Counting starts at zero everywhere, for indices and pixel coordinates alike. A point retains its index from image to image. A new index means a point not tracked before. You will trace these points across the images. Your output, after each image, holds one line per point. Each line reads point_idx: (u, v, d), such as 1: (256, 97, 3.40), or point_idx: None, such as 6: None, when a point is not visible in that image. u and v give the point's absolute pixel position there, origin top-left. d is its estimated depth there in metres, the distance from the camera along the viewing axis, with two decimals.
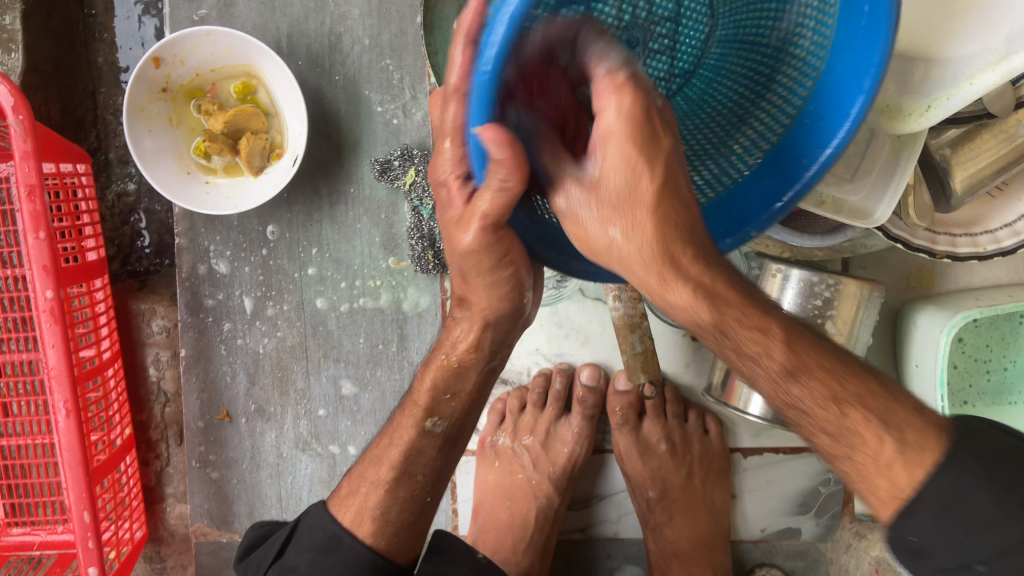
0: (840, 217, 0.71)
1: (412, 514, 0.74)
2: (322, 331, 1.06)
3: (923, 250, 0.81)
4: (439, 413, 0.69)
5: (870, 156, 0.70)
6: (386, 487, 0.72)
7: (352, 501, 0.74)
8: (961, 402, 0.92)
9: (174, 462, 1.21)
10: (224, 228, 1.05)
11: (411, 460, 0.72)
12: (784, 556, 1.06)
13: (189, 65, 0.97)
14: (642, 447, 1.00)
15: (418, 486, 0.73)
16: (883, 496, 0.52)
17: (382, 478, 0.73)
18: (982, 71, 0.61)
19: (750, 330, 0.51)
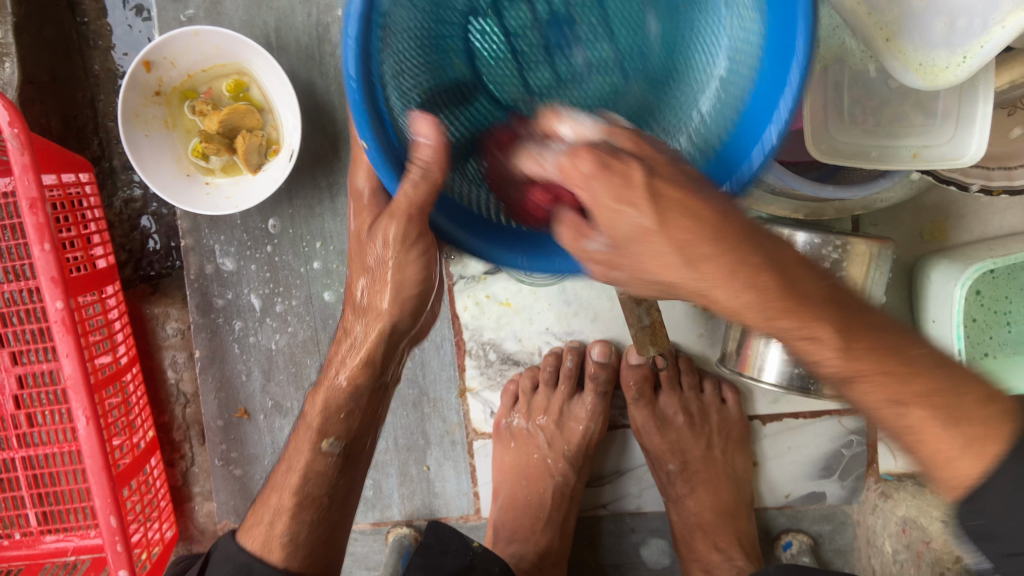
0: (936, 165, 0.74)
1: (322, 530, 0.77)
2: (332, 324, 1.06)
3: (980, 188, 0.86)
4: (332, 435, 0.74)
5: (946, 96, 0.74)
6: (289, 514, 0.76)
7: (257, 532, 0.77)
8: (981, 354, 0.89)
9: (199, 461, 1.22)
10: (227, 228, 1.05)
11: (308, 484, 0.76)
12: (810, 521, 1.05)
13: (180, 67, 0.97)
14: (659, 420, 0.99)
15: (325, 508, 0.77)
16: (949, 484, 0.53)
17: (283, 504, 0.76)
18: (1012, 12, 0.64)
19: (801, 330, 0.49)
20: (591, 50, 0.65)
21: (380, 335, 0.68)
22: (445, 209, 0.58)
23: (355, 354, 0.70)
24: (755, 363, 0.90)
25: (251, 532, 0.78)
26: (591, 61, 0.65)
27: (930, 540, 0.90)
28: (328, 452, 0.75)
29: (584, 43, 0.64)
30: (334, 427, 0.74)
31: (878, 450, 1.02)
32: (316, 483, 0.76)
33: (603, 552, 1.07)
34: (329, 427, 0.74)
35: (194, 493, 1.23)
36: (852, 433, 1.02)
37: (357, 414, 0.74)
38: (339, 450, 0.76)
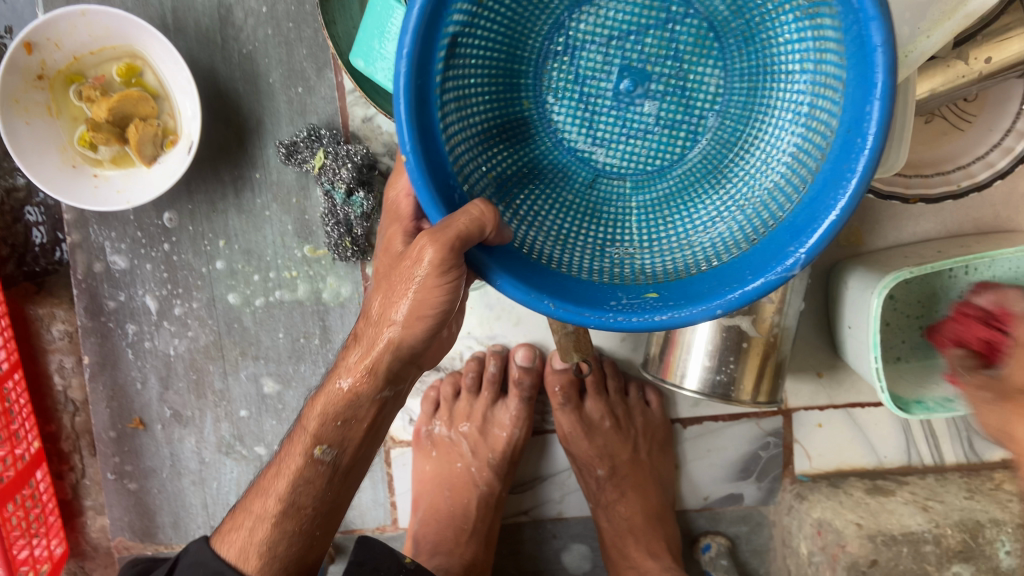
0: None
1: (301, 549, 0.66)
2: (237, 328, 0.99)
3: (895, 196, 0.87)
4: (327, 440, 0.63)
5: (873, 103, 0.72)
6: (272, 521, 0.65)
7: (235, 537, 0.67)
8: (892, 357, 0.95)
9: (91, 473, 1.13)
10: (119, 224, 0.96)
11: (297, 491, 0.65)
12: (728, 522, 1.06)
13: (65, 49, 0.88)
14: (586, 425, 0.97)
15: (309, 520, 0.66)
16: None
17: (267, 511, 0.66)
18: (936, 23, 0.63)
19: None
20: (659, 102, 0.60)
21: (389, 351, 0.56)
22: (501, 263, 0.54)
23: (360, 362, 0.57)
24: (677, 369, 0.88)
25: (228, 537, 0.68)
26: (665, 116, 0.60)
27: (845, 543, 0.93)
28: (320, 460, 0.64)
29: (652, 95, 0.60)
30: (332, 435, 0.62)
31: (793, 452, 1.03)
32: (305, 493, 0.64)
33: (524, 559, 1.05)
34: (326, 433, 0.62)
35: (86, 507, 1.14)
36: (770, 435, 1.03)
37: (358, 425, 0.62)
38: (332, 461, 0.64)
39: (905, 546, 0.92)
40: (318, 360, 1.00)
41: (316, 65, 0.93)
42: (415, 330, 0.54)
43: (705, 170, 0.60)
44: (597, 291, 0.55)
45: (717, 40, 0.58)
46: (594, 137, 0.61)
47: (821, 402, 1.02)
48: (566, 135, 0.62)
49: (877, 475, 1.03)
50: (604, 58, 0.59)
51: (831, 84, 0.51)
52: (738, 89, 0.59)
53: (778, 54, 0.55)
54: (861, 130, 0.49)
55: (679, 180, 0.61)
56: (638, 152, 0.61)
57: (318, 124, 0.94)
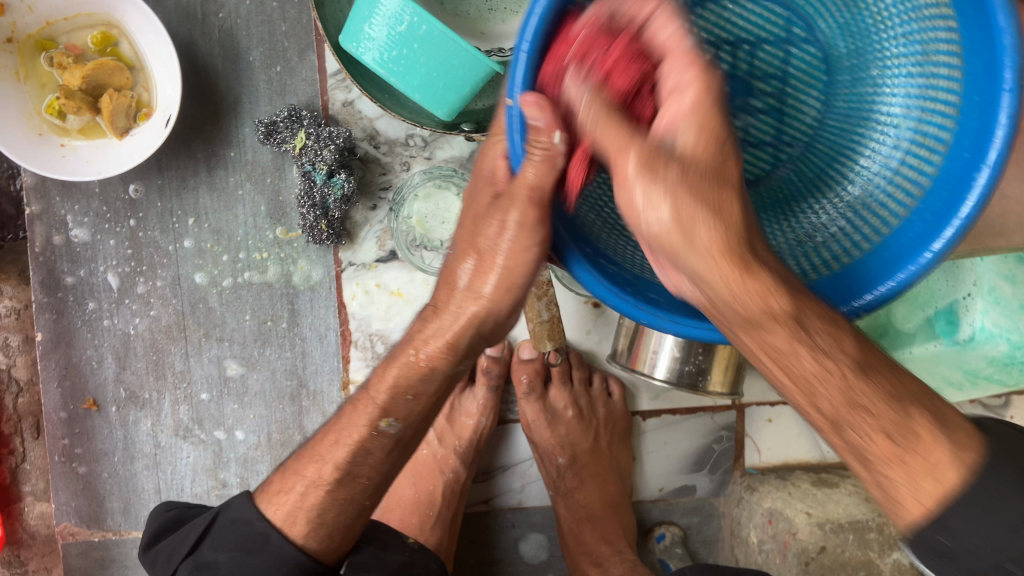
0: None
1: (350, 517, 0.67)
2: (202, 308, 0.97)
3: None
4: (394, 414, 0.63)
5: None
6: (327, 488, 0.65)
7: (284, 499, 0.67)
8: None
9: (32, 458, 1.08)
10: (83, 196, 0.94)
11: (356, 461, 0.65)
12: (680, 513, 1.09)
13: (39, 12, 0.86)
14: (550, 414, 0.99)
15: (361, 490, 0.66)
16: (919, 496, 0.50)
17: (321, 478, 0.66)
18: None
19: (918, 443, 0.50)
20: (773, 123, 0.66)
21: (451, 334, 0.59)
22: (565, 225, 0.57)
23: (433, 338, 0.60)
24: (646, 359, 0.91)
25: (273, 499, 0.68)
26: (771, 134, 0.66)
27: (796, 531, 0.96)
28: (384, 433, 0.64)
29: (762, 113, 0.66)
30: (401, 408, 0.63)
31: (744, 446, 1.08)
32: (365, 463, 0.65)
33: (481, 548, 1.06)
34: (395, 405, 0.63)
35: (24, 492, 1.09)
36: (723, 429, 1.07)
37: (424, 400, 0.63)
38: (395, 434, 0.65)
39: (851, 533, 0.97)
40: (285, 344, 0.99)
41: (299, 45, 0.93)
42: (502, 304, 0.58)
43: (795, 194, 0.66)
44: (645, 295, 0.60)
45: (827, 75, 0.65)
46: (763, 140, 0.67)
47: (772, 398, 1.07)
48: (741, 128, 0.66)
49: (820, 469, 1.08)
50: (732, 60, 0.64)
51: (943, 109, 0.55)
52: (839, 138, 0.64)
53: (881, 102, 0.61)
54: (970, 166, 0.51)
55: (762, 198, 0.67)
56: (727, 168, 0.66)
57: (297, 105, 0.93)
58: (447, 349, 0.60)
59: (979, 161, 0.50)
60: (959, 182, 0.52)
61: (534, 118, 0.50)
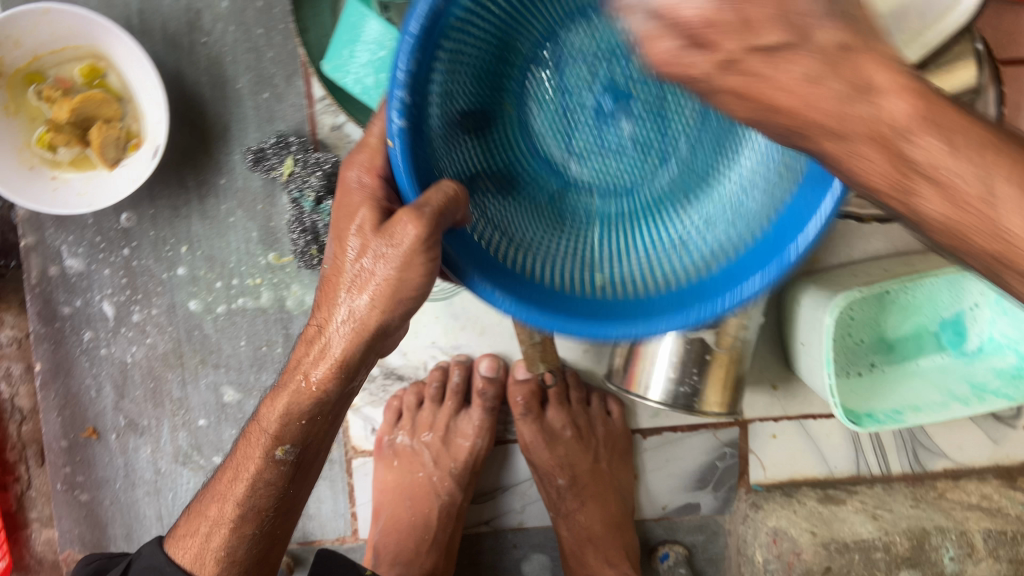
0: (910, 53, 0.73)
1: (260, 549, 0.70)
2: (197, 335, 0.98)
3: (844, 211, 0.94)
4: (288, 441, 0.64)
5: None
6: (229, 526, 0.68)
7: (192, 542, 0.70)
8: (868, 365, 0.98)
9: (37, 485, 1.10)
10: (77, 227, 0.94)
11: (257, 494, 0.67)
12: (685, 531, 1.08)
13: (25, 47, 0.87)
14: (548, 436, 0.98)
15: (269, 521, 0.69)
16: None
17: (224, 516, 0.68)
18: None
19: None
20: (636, 128, 0.68)
21: None
22: (462, 243, 0.57)
23: (322, 360, 0.57)
24: (641, 381, 0.91)
25: (182, 542, 0.71)
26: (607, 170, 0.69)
27: (800, 551, 0.95)
28: (282, 460, 0.65)
29: (632, 120, 0.68)
30: (292, 435, 0.63)
31: (748, 463, 1.06)
32: (267, 493, 0.67)
33: (483, 569, 1.05)
34: (288, 433, 0.63)
35: (31, 519, 1.11)
36: (726, 446, 1.05)
37: (319, 422, 0.63)
38: (293, 460, 0.65)
39: (856, 554, 0.95)
40: (280, 369, 0.98)
41: (286, 71, 0.93)
42: (394, 313, 0.54)
43: (668, 201, 0.68)
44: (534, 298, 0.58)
45: (708, 124, 0.67)
46: (571, 148, 0.69)
47: (776, 414, 1.05)
48: (545, 144, 0.69)
49: (828, 484, 1.06)
50: (591, 75, 0.66)
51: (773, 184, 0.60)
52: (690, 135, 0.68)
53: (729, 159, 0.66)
54: (765, 259, 0.57)
55: (628, 206, 0.69)
56: (601, 168, 0.69)
57: (286, 132, 0.93)
58: (337, 370, 0.57)
59: (776, 256, 0.56)
60: (754, 263, 0.57)
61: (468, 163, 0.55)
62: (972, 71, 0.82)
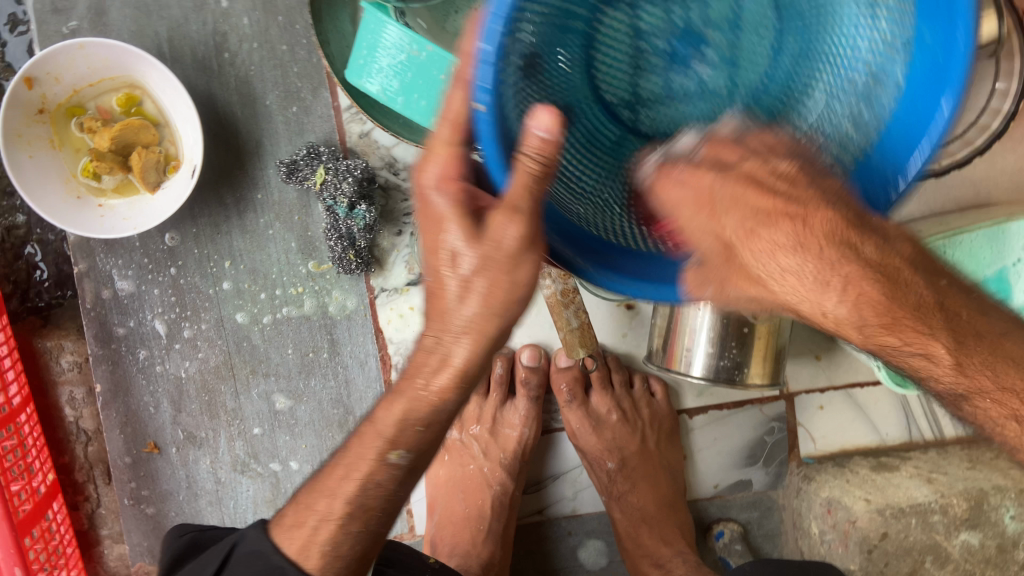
0: None
1: (366, 545, 0.64)
2: (246, 346, 1.01)
3: None
4: (402, 444, 0.60)
5: None
6: (337, 523, 0.63)
7: (299, 533, 0.64)
8: None
9: (106, 502, 1.14)
10: (126, 251, 0.98)
11: (366, 493, 0.62)
12: (739, 509, 1.08)
13: (65, 82, 0.90)
14: (594, 420, 0.99)
15: (377, 519, 0.64)
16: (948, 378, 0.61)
17: (332, 512, 0.63)
18: None
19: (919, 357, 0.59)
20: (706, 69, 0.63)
21: None
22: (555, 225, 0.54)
23: (446, 367, 0.54)
24: (681, 359, 0.91)
25: (289, 533, 0.65)
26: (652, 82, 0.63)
27: (855, 519, 0.94)
28: (394, 464, 0.61)
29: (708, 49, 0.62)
30: (410, 440, 0.60)
31: (798, 436, 1.06)
32: (376, 495, 0.62)
33: (540, 558, 1.06)
34: (402, 437, 0.59)
35: (102, 536, 1.15)
36: (774, 420, 1.05)
37: (437, 428, 0.60)
38: (406, 462, 0.61)
39: (913, 518, 0.93)
40: (328, 374, 1.01)
41: (312, 84, 0.96)
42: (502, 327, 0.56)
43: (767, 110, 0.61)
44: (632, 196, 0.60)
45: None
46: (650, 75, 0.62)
47: (821, 385, 1.04)
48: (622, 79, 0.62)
49: (880, 452, 1.06)
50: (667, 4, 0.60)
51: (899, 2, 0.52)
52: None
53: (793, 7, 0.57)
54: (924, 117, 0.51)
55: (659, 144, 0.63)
56: (675, 118, 0.64)
57: (316, 142, 0.96)
58: (459, 377, 0.55)
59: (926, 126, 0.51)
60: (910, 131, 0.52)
61: (541, 126, 0.46)
62: (994, 21, 0.82)
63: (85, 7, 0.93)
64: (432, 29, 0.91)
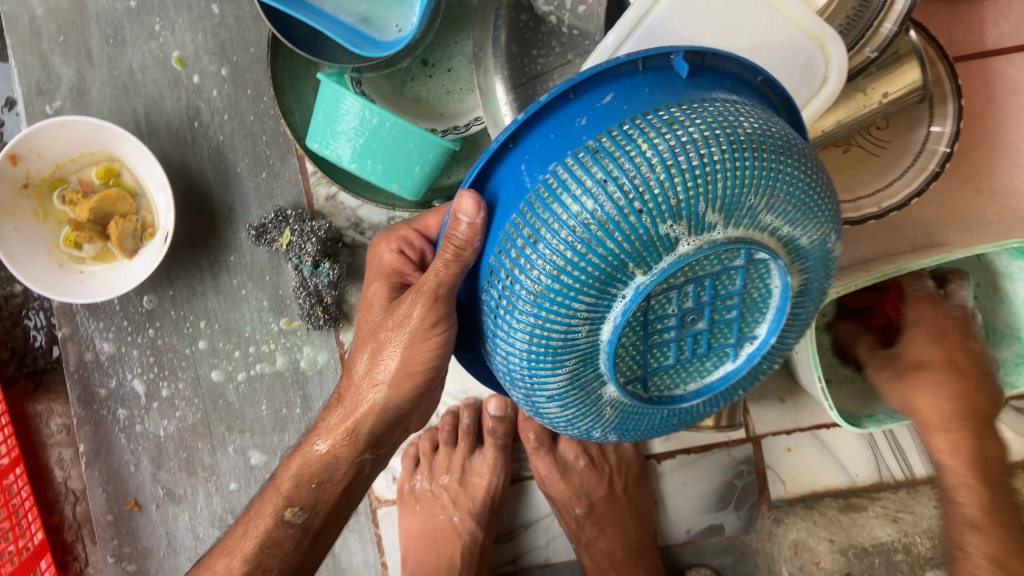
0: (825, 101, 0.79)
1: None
2: (222, 403, 1.04)
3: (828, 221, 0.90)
4: (297, 504, 0.71)
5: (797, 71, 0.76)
6: None
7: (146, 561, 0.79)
8: None
9: (93, 561, 1.17)
10: (107, 314, 1.03)
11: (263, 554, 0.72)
12: (713, 554, 1.08)
13: (47, 158, 0.96)
14: (562, 466, 1.00)
15: None
16: None
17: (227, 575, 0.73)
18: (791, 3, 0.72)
19: None
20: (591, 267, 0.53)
21: (374, 411, 0.66)
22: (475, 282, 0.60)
23: (342, 427, 0.67)
24: None
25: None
26: (529, 359, 0.57)
27: (819, 560, 0.94)
28: (290, 523, 0.72)
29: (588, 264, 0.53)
30: (296, 502, 0.71)
31: (767, 478, 1.06)
32: (272, 555, 0.72)
33: None
34: (296, 496, 0.71)
35: None
36: (742, 463, 1.06)
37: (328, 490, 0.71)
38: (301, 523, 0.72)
39: (876, 558, 0.95)
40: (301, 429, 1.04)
41: (280, 151, 1.01)
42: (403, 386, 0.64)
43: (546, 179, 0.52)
44: (617, 78, 0.55)
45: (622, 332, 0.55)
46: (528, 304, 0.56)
47: (787, 426, 1.05)
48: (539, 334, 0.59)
49: (850, 494, 1.06)
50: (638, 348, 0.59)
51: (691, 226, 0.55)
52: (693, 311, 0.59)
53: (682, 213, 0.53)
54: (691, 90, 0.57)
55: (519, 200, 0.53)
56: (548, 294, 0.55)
57: (284, 206, 1.01)
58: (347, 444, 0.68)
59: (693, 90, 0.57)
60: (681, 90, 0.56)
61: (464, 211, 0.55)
62: (918, 70, 0.85)
63: (67, 88, 1.00)
64: (387, 97, 0.97)
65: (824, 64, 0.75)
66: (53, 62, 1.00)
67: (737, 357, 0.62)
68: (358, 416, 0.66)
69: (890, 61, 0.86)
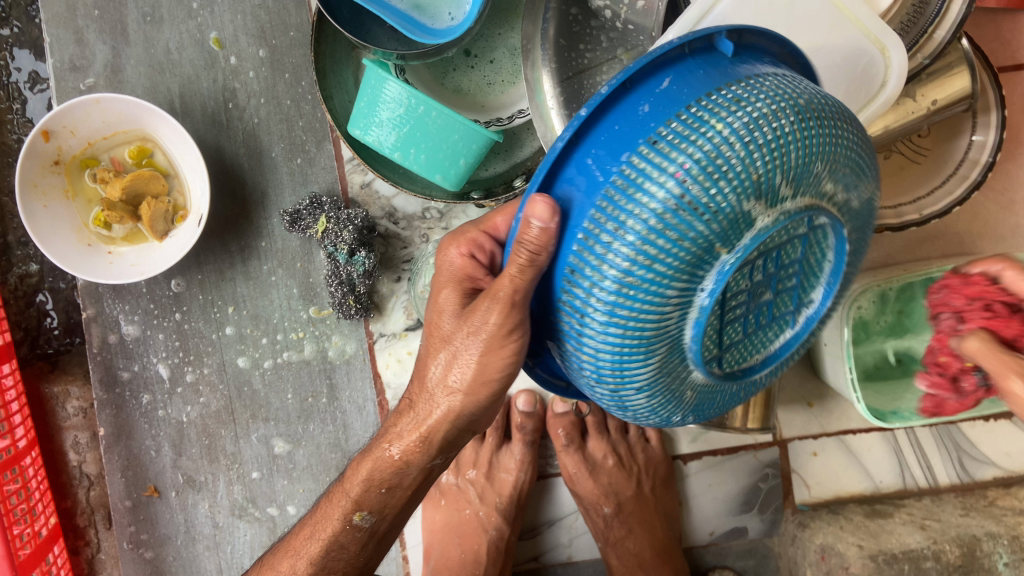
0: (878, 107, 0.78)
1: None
2: (247, 391, 1.03)
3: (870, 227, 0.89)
4: (366, 507, 0.71)
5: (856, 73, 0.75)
6: None
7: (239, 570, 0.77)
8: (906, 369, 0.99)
9: (106, 547, 1.15)
10: (133, 296, 1.02)
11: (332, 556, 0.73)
12: (735, 556, 1.08)
13: (80, 135, 0.95)
14: (590, 464, 1.00)
15: None
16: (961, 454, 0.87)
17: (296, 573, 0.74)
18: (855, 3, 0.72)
19: None
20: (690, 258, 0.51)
21: (447, 417, 0.65)
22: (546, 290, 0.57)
23: (415, 430, 0.66)
24: None
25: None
26: (618, 351, 0.54)
27: (848, 565, 0.93)
28: (358, 526, 0.72)
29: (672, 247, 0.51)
30: (366, 503, 0.71)
31: (792, 482, 1.06)
32: (338, 557, 0.73)
33: None
34: (366, 498, 0.71)
35: None
36: (767, 467, 1.06)
37: (398, 494, 0.71)
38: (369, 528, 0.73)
39: (905, 564, 0.93)
40: (327, 419, 1.03)
41: (316, 137, 1.00)
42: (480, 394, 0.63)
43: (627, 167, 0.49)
44: (668, 60, 0.52)
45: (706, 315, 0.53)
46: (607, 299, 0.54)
47: (814, 431, 1.05)
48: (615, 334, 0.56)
49: (875, 500, 1.06)
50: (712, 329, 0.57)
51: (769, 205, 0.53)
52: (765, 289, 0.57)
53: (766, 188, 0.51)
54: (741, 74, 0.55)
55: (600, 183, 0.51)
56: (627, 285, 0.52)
57: (318, 192, 1.00)
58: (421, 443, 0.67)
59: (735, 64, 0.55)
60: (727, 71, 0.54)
61: (537, 216, 0.51)
62: (967, 78, 0.86)
63: (101, 65, 0.99)
64: (430, 87, 0.96)
65: (883, 67, 0.74)
66: (88, 38, 0.98)
67: (794, 321, 0.63)
68: (432, 424, 0.65)
69: (940, 68, 0.86)
